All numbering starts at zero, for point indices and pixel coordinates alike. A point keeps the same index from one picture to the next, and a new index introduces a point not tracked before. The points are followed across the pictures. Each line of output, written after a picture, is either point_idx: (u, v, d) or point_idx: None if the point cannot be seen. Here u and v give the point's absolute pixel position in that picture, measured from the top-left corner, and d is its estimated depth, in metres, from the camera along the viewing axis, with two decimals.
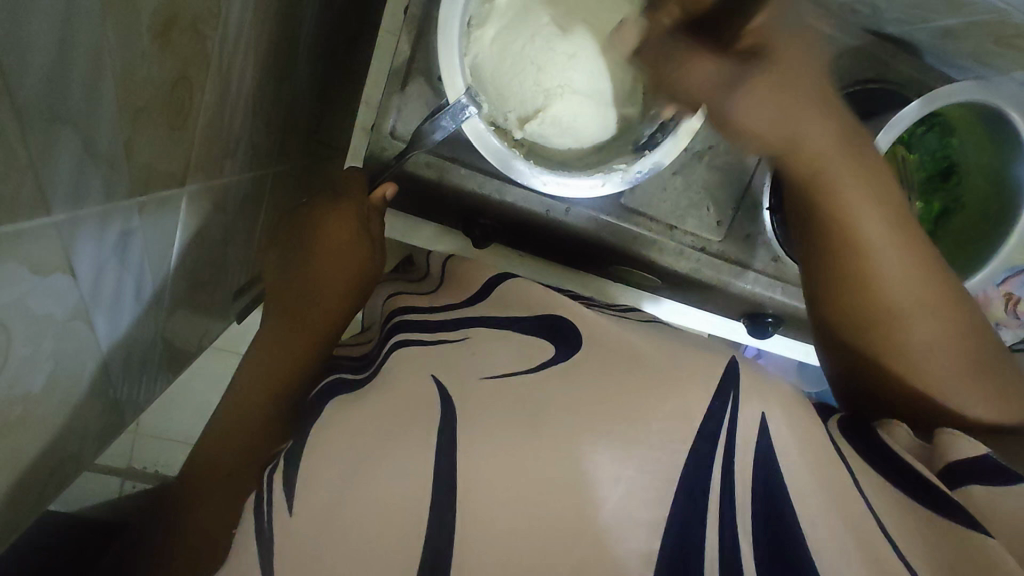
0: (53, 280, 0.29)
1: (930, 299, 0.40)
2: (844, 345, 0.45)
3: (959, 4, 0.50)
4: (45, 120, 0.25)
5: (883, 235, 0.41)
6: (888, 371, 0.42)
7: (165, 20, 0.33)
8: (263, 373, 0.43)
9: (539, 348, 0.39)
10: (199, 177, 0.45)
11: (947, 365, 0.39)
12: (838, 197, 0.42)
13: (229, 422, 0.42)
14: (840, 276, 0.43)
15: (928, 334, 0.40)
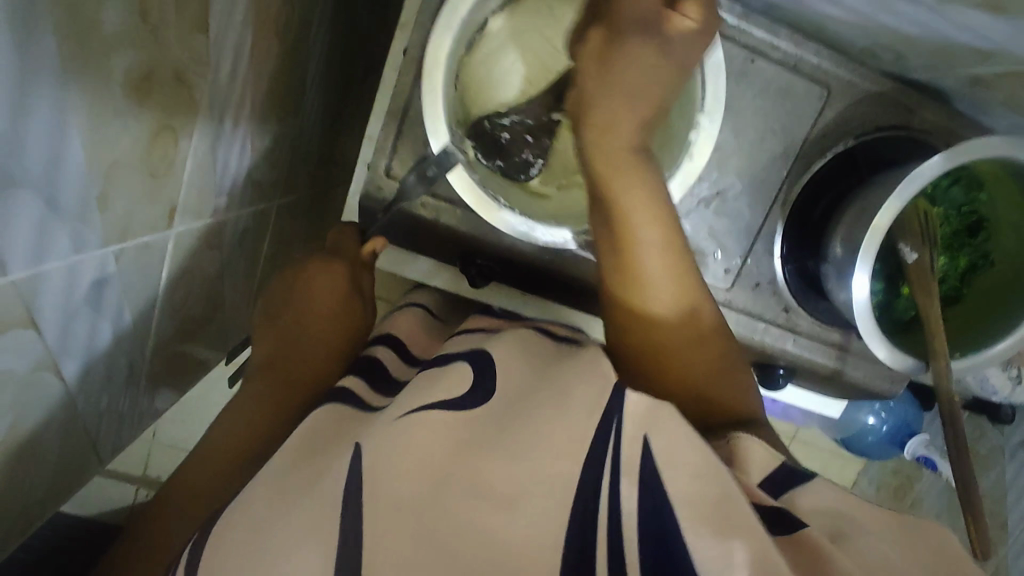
0: (13, 335, 0.29)
1: (684, 295, 0.44)
2: (619, 343, 0.45)
3: (986, 53, 0.47)
4: (2, 188, 0.26)
5: (651, 225, 0.42)
6: (643, 334, 0.44)
7: (141, 76, 0.33)
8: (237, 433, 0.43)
9: (455, 379, 0.38)
10: (187, 217, 0.45)
11: (660, 276, 0.43)
12: (629, 230, 0.42)
13: (186, 483, 0.41)
14: (624, 266, 0.43)
15: (678, 302, 0.44)
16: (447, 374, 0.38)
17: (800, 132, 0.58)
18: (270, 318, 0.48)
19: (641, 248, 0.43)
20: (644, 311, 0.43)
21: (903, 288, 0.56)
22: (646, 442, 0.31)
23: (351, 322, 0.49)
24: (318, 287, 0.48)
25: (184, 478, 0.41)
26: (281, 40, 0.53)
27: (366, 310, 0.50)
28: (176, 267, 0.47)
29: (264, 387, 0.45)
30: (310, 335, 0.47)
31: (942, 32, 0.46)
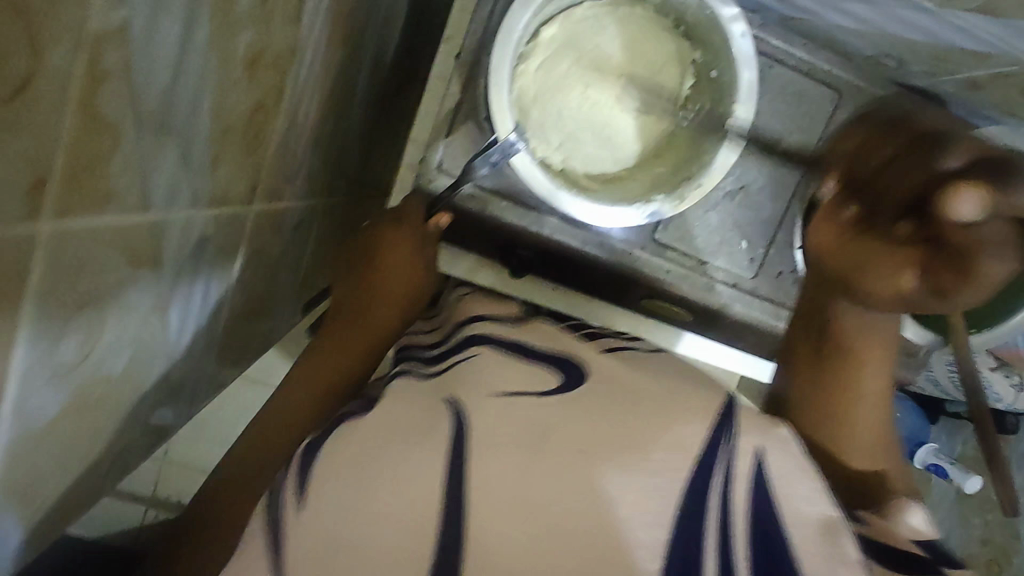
0: (141, 273, 0.32)
1: (880, 355, 0.52)
2: (808, 407, 0.51)
3: (983, 55, 0.53)
4: (156, 132, 0.29)
5: (879, 292, 0.51)
6: (831, 435, 0.50)
7: (254, 55, 0.37)
8: (319, 368, 0.49)
9: (545, 375, 0.42)
10: (263, 198, 0.49)
11: (882, 337, 0.52)
12: (865, 284, 0.51)
13: (274, 410, 0.47)
14: (836, 342, 0.53)
15: (876, 373, 0.51)
16: (540, 369, 0.42)
17: (814, 133, 0.63)
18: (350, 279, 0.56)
19: (844, 315, 0.53)
20: (842, 383, 0.51)
21: None
22: (759, 456, 0.36)
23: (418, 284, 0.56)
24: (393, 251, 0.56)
25: (273, 407, 0.47)
26: (343, 47, 0.58)
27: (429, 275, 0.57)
28: (250, 245, 0.50)
29: (349, 334, 0.52)
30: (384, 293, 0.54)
31: (946, 37, 0.51)
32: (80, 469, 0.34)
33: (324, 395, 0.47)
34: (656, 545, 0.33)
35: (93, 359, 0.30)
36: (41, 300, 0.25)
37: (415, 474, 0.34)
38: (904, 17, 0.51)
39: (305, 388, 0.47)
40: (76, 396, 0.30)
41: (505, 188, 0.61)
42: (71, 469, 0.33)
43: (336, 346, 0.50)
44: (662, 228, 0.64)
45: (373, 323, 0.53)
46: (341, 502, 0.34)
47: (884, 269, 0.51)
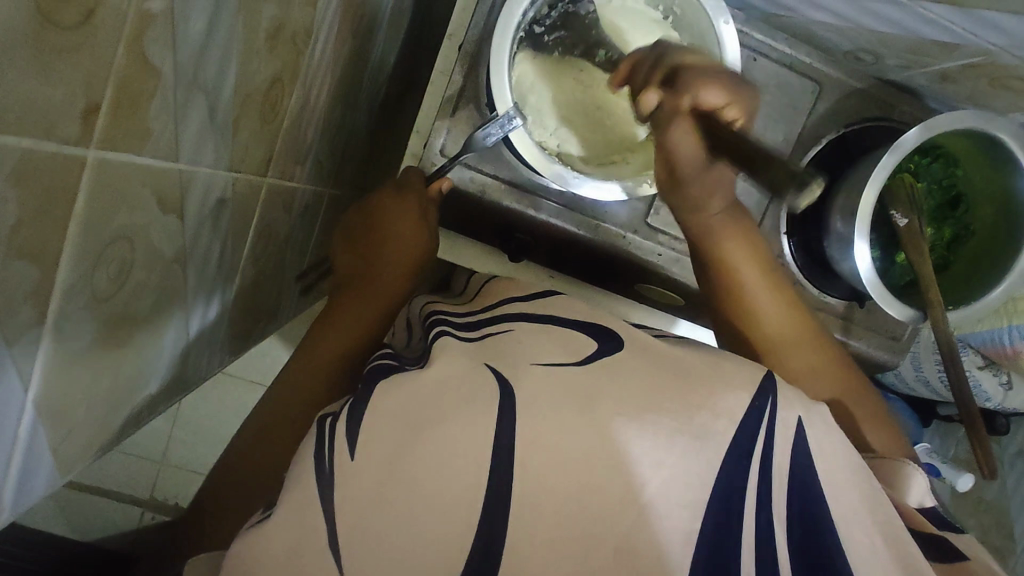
0: (169, 220, 0.35)
1: (803, 348, 0.56)
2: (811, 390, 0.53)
3: (950, 46, 0.56)
4: (189, 84, 0.32)
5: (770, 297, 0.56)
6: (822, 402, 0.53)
7: (274, 29, 0.40)
8: (334, 337, 0.54)
9: (584, 342, 0.43)
10: (275, 174, 0.52)
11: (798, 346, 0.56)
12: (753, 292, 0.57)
13: (292, 372, 0.52)
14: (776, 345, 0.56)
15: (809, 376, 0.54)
16: (575, 337, 0.44)
17: (798, 123, 0.67)
18: (353, 252, 0.60)
19: (770, 317, 0.56)
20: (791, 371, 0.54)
21: (898, 256, 0.63)
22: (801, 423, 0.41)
23: (415, 257, 0.59)
24: (390, 221, 0.59)
25: (290, 371, 0.53)
26: (353, 38, 0.61)
27: (427, 244, 0.60)
28: (262, 217, 0.52)
29: (356, 303, 0.56)
30: (383, 265, 0.58)
31: (915, 28, 0.55)
32: (108, 407, 0.36)
33: (341, 361, 0.52)
34: (663, 486, 0.36)
35: (125, 295, 0.33)
36: (87, 222, 0.27)
37: (462, 436, 0.36)
38: (876, 9, 0.55)
39: (324, 355, 0.52)
40: (108, 328, 0.32)
41: (502, 170, 0.63)
42: (99, 403, 0.35)
43: (346, 316, 0.55)
44: (654, 213, 0.66)
45: (380, 292, 0.58)
46: (382, 458, 0.36)
47: (760, 284, 0.57)
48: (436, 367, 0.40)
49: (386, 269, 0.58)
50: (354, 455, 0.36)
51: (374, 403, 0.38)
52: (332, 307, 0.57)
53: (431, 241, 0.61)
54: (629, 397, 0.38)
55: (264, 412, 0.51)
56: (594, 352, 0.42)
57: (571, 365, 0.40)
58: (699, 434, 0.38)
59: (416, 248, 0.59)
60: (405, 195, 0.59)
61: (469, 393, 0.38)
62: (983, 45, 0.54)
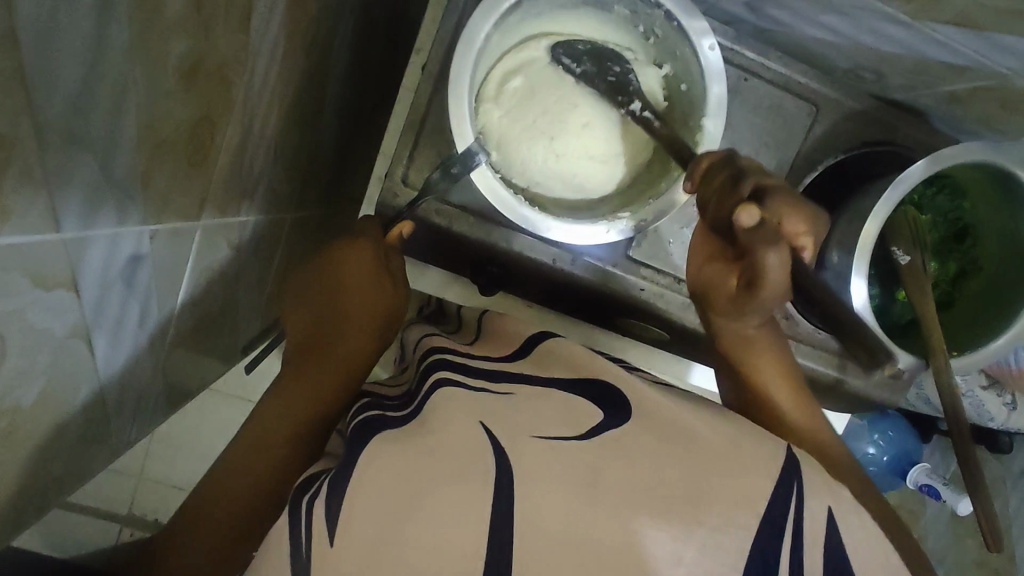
0: (55, 295, 0.30)
1: (821, 431, 0.51)
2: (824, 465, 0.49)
3: (960, 69, 0.51)
4: (65, 142, 0.27)
5: (781, 384, 0.54)
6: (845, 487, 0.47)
7: (190, 64, 0.35)
8: (289, 406, 0.50)
9: (591, 411, 0.41)
10: (213, 214, 0.47)
11: (799, 416, 0.52)
12: (759, 371, 0.55)
13: (247, 447, 0.48)
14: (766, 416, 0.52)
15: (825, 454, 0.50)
16: (578, 404, 0.41)
17: (793, 146, 0.62)
18: (314, 304, 0.57)
19: (772, 390, 0.54)
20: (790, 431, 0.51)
21: (899, 294, 0.59)
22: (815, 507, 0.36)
23: (382, 306, 0.56)
24: (352, 266, 0.55)
25: (243, 442, 0.49)
26: (308, 57, 0.56)
27: (395, 290, 0.56)
28: (198, 260, 0.48)
29: (315, 370, 0.52)
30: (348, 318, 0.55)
31: (920, 49, 0.50)
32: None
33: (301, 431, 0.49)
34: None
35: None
36: None
37: (450, 523, 0.33)
38: (878, 28, 0.49)
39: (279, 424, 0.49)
40: None
41: (471, 201, 0.58)
42: None
43: (305, 381, 0.51)
44: (636, 244, 0.62)
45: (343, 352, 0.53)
46: (364, 543, 0.34)
47: (775, 374, 0.54)
48: (388, 455, 0.37)
49: (351, 323, 0.55)
50: (334, 542, 0.34)
51: (357, 478, 0.37)
52: (291, 368, 0.53)
53: (399, 291, 0.57)
54: (635, 479, 0.36)
55: (215, 488, 0.47)
56: (591, 430, 0.38)
57: (569, 439, 0.37)
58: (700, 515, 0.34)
59: (381, 301, 0.55)
60: (363, 241, 0.55)
61: (430, 484, 0.35)
62: (997, 69, 0.48)
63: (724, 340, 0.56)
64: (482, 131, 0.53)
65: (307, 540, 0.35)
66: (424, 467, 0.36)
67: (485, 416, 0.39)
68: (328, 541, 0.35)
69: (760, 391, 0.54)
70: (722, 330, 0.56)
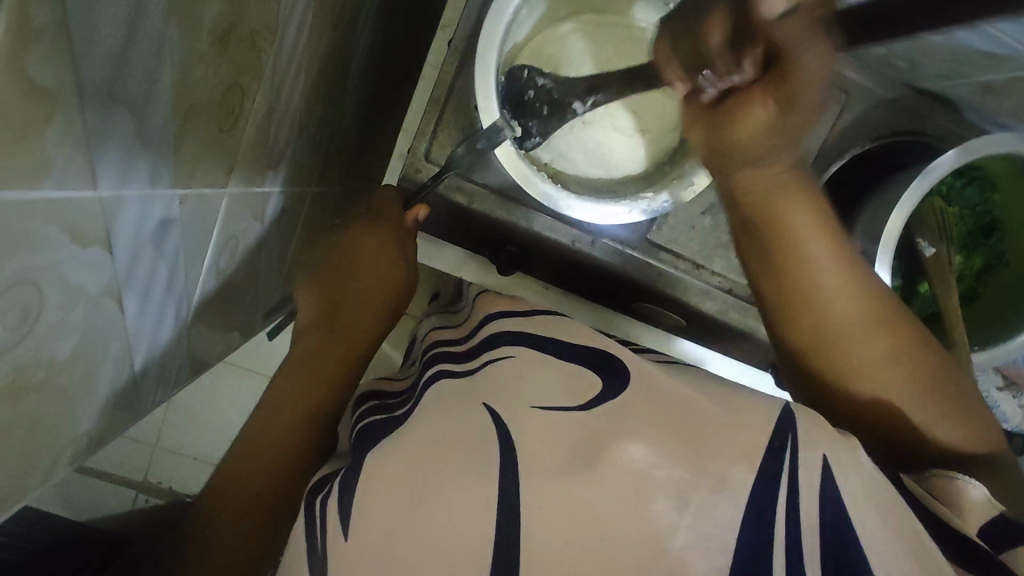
0: (90, 253, 0.31)
1: (890, 344, 0.43)
2: (853, 414, 0.45)
3: (997, 58, 0.50)
4: (104, 101, 0.27)
5: (836, 284, 0.45)
6: (879, 423, 0.44)
7: (225, 28, 0.35)
8: (298, 388, 0.50)
9: (587, 380, 0.41)
10: (239, 181, 0.47)
11: (874, 340, 0.44)
12: (798, 247, 0.45)
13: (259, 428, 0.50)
14: (788, 308, 0.46)
15: (884, 375, 0.44)
16: (579, 376, 0.41)
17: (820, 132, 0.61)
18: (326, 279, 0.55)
19: (820, 280, 0.45)
20: (844, 362, 0.45)
21: (921, 286, 0.58)
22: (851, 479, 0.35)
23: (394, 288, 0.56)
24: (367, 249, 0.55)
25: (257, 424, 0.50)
26: (335, 29, 0.56)
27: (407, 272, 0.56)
28: (224, 228, 0.48)
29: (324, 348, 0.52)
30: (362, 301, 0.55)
31: (959, 35, 0.49)
32: (26, 455, 0.32)
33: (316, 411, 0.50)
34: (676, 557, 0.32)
35: (33, 340, 0.29)
36: None
37: (462, 505, 0.34)
38: None
39: (289, 406, 0.49)
40: (12, 378, 0.28)
41: (493, 180, 0.59)
42: (14, 448, 0.31)
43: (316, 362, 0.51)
44: (656, 229, 0.62)
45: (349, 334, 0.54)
46: (383, 519, 0.35)
47: (818, 243, 0.45)
48: (411, 438, 0.39)
49: (356, 298, 0.55)
50: (350, 535, 0.35)
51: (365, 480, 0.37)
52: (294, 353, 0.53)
53: (408, 276, 0.57)
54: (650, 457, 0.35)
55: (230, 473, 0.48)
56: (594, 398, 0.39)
57: (570, 414, 0.38)
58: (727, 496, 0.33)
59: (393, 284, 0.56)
60: (380, 226, 0.55)
61: (450, 458, 0.36)
62: None
63: (744, 185, 0.47)
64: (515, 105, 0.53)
65: (323, 536, 0.37)
66: (448, 448, 0.37)
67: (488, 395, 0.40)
68: (342, 536, 0.36)
69: (795, 279, 0.46)
70: (746, 171, 0.46)
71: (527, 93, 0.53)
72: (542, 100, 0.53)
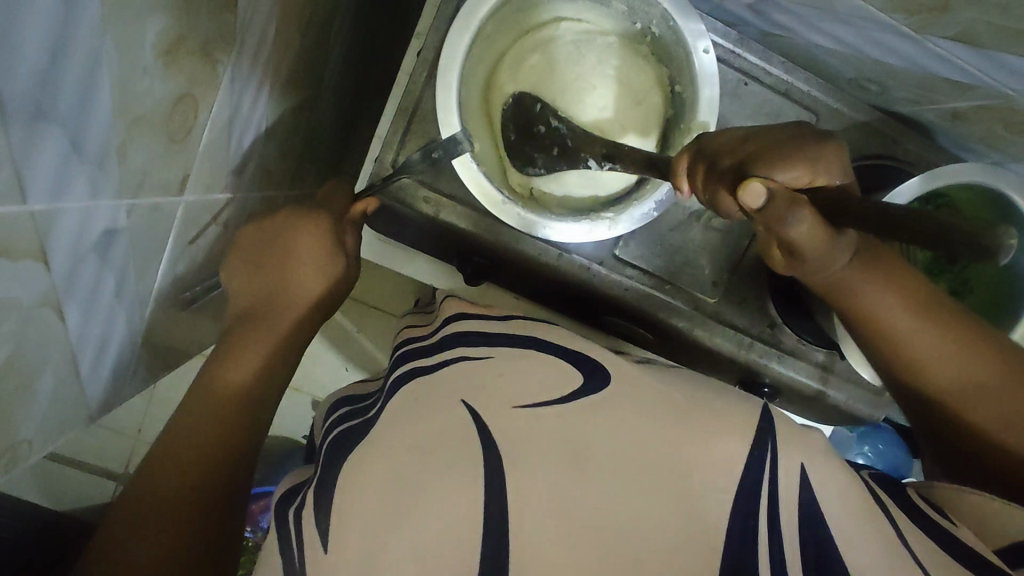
0: (23, 267, 0.31)
1: (959, 358, 0.40)
2: (925, 415, 0.44)
3: (962, 86, 0.50)
4: (32, 118, 0.27)
5: (905, 319, 0.41)
6: (956, 429, 0.42)
7: (170, 41, 0.35)
8: (238, 365, 0.47)
9: (564, 374, 0.38)
10: (198, 189, 0.47)
11: (932, 348, 0.41)
12: (860, 302, 0.42)
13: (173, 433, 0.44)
14: (891, 352, 0.43)
15: (981, 402, 0.40)
16: (553, 371, 0.39)
17: None
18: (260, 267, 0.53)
19: (885, 317, 0.42)
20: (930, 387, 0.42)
21: None
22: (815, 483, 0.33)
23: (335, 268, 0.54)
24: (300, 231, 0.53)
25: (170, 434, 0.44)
26: (305, 36, 0.56)
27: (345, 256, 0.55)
28: (182, 234, 0.48)
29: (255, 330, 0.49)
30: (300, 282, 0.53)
31: (924, 63, 0.48)
32: None
33: (242, 396, 0.46)
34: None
35: None
36: None
37: (436, 510, 0.31)
38: (880, 40, 0.48)
39: (219, 391, 0.46)
40: None
41: (460, 191, 0.59)
42: None
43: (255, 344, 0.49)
44: (623, 244, 0.62)
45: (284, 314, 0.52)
46: (362, 534, 0.32)
47: (882, 292, 0.41)
48: (378, 448, 0.35)
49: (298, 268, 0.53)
50: (328, 550, 0.33)
51: (344, 482, 0.35)
52: (230, 338, 0.49)
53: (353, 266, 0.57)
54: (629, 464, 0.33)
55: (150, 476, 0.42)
56: (569, 394, 0.37)
57: (552, 405, 0.36)
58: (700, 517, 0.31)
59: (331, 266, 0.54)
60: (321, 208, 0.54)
61: (428, 457, 0.34)
62: (999, 89, 0.47)
63: (807, 277, 0.41)
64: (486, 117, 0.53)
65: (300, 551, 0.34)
66: (411, 449, 0.34)
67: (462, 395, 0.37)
68: (322, 549, 0.33)
69: (858, 313, 0.42)
70: (810, 275, 0.40)
71: (538, 126, 0.52)
72: (555, 142, 0.51)
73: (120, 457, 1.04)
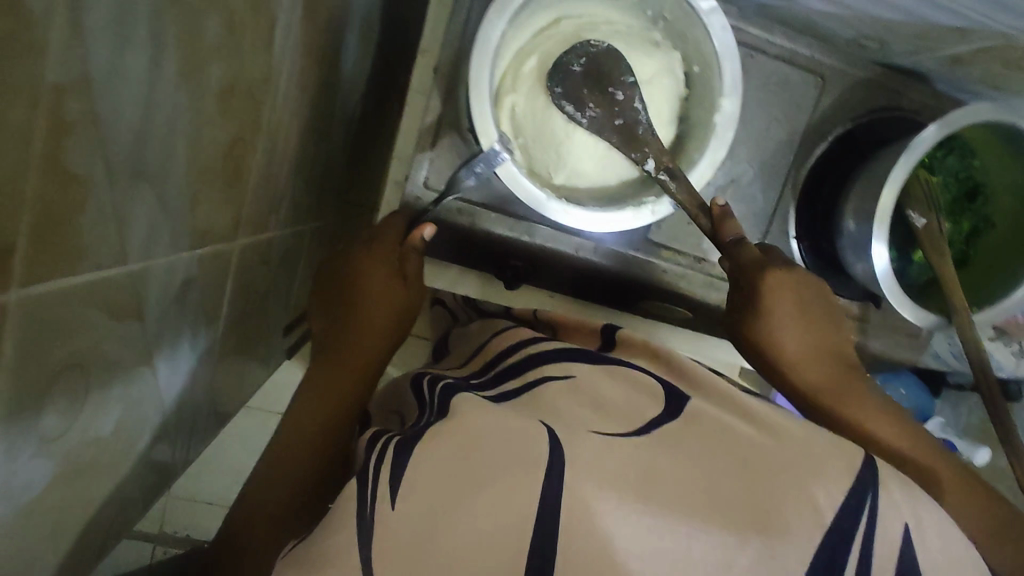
0: (126, 325, 0.31)
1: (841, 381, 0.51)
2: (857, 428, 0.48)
3: (963, 32, 0.52)
4: (129, 178, 0.28)
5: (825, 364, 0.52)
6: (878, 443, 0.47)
7: (227, 88, 0.36)
8: (317, 403, 0.52)
9: (651, 401, 0.39)
10: (248, 231, 0.47)
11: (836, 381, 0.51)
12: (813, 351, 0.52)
13: (270, 459, 0.51)
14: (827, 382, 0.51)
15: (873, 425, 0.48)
16: (645, 392, 0.40)
17: (801, 117, 0.62)
18: (334, 302, 0.57)
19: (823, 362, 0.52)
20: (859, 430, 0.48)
21: (916, 255, 0.60)
22: None
23: (402, 308, 0.56)
24: (368, 272, 0.56)
25: (269, 456, 0.51)
26: (321, 68, 0.57)
27: (409, 292, 0.57)
28: (237, 277, 0.48)
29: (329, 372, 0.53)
30: (368, 323, 0.55)
31: (927, 16, 0.50)
32: (76, 530, 0.32)
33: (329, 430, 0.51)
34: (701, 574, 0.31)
35: (82, 420, 0.29)
36: (18, 370, 0.23)
37: (495, 536, 0.30)
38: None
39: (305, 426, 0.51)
40: (66, 461, 0.29)
41: (492, 198, 0.60)
42: (71, 525, 0.32)
43: (331, 375, 0.53)
44: (656, 228, 0.63)
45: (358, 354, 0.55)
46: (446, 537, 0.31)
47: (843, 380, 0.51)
48: (460, 432, 0.34)
49: (369, 307, 0.55)
50: (396, 505, 0.32)
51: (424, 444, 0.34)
52: (312, 370, 0.55)
53: (413, 292, 0.57)
54: (694, 481, 0.33)
55: (257, 481, 0.50)
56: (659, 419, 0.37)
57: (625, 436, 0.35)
58: (778, 492, 0.33)
59: (397, 302, 0.56)
60: (378, 246, 0.56)
61: (503, 470, 0.32)
62: (1001, 30, 0.49)
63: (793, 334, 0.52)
64: (513, 128, 0.54)
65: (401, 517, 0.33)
66: (491, 462, 0.32)
67: (541, 412, 0.37)
68: (390, 504, 0.32)
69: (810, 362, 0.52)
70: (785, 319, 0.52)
71: (613, 88, 0.53)
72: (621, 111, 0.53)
73: (158, 509, 1.02)
